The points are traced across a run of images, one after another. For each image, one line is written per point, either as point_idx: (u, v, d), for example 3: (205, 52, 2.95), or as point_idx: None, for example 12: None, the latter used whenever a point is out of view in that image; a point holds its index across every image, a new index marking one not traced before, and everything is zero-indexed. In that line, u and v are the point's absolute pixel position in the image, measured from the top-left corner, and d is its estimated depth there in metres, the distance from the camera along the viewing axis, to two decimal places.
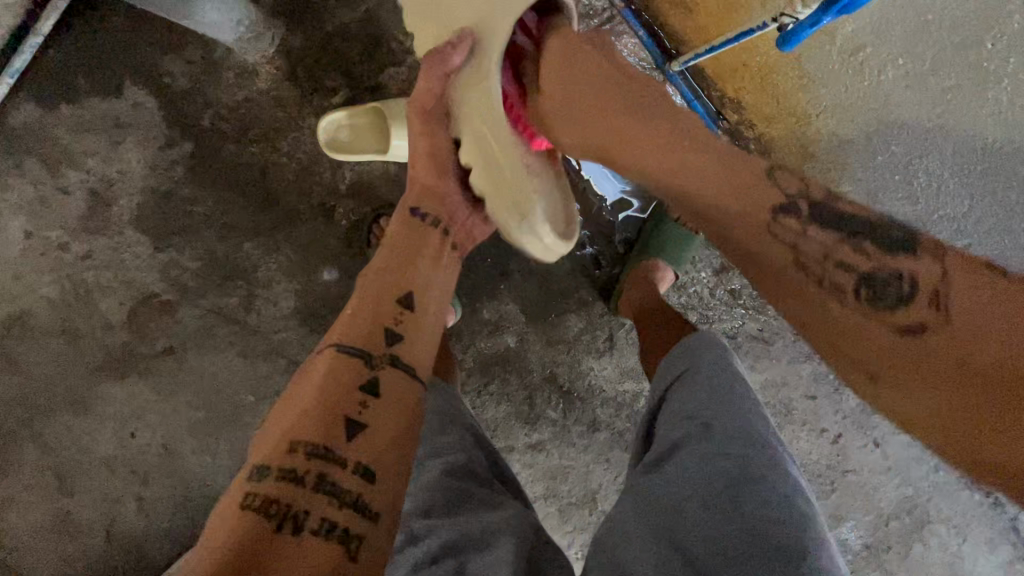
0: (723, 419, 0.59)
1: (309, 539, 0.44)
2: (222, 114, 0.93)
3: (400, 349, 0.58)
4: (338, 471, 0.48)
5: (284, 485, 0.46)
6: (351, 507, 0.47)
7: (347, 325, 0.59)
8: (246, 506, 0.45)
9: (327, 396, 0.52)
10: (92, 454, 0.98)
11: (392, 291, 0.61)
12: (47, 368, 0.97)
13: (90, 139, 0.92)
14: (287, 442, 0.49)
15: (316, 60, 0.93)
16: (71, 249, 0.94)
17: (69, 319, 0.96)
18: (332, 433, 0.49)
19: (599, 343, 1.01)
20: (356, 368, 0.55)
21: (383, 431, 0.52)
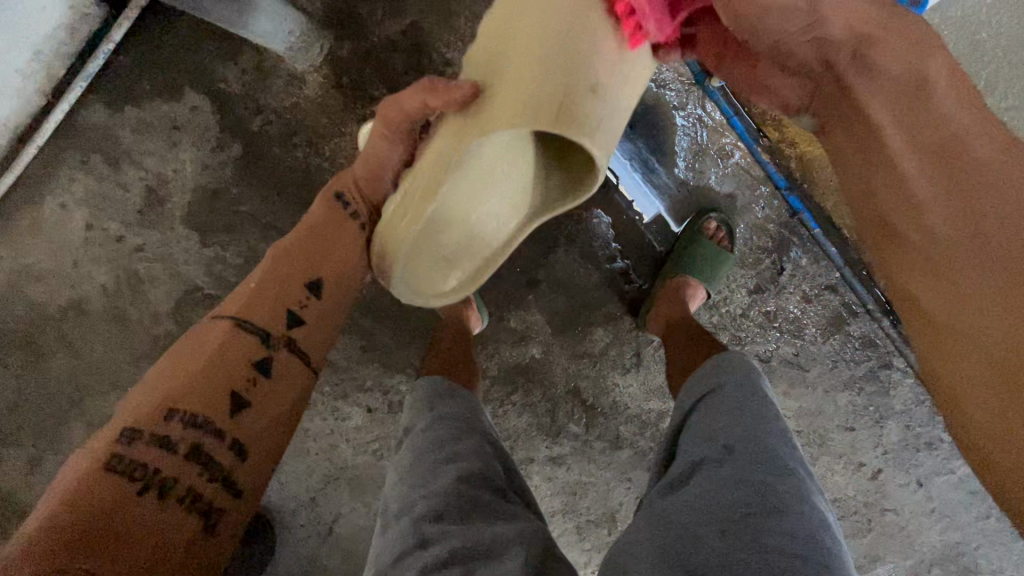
0: (748, 444, 0.57)
1: (172, 504, 0.50)
2: (271, 119, 0.97)
3: (298, 334, 0.61)
4: (213, 444, 0.52)
5: (153, 450, 0.50)
6: (218, 482, 0.52)
7: (249, 300, 0.60)
8: (108, 469, 0.48)
9: (215, 373, 0.54)
10: None
11: (301, 276, 0.62)
12: (98, 352, 1.03)
13: (149, 140, 0.98)
14: (164, 408, 0.51)
15: (362, 70, 0.96)
16: (126, 241, 1.00)
17: (121, 307, 1.02)
18: (216, 404, 0.53)
19: (625, 358, 0.99)
20: (252, 348, 0.57)
21: (264, 411, 0.57)
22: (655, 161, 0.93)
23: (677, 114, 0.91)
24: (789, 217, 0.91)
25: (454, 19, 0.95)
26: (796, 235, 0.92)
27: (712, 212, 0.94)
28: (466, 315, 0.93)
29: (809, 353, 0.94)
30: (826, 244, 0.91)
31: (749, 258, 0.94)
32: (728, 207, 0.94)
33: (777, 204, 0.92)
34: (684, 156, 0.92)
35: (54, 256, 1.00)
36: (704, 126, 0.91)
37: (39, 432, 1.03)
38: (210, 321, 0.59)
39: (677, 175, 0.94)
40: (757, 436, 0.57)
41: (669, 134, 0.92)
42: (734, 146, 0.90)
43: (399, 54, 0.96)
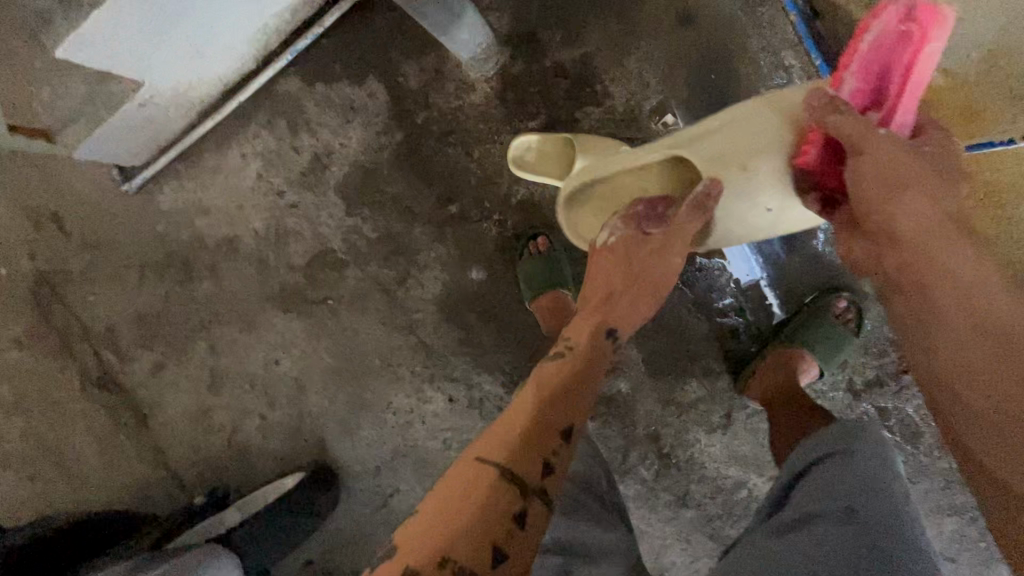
0: (877, 512, 0.58)
1: (489, 567, 0.47)
2: (435, 116, 1.07)
3: (573, 439, 0.58)
4: (527, 517, 0.50)
5: (490, 509, 0.49)
6: (524, 560, 0.48)
7: (545, 378, 0.60)
8: (475, 499, 0.49)
9: (530, 433, 0.54)
10: (244, 366, 1.16)
11: (582, 385, 0.61)
12: (235, 286, 1.16)
13: (328, 114, 1.10)
14: (503, 464, 0.51)
15: (527, 88, 1.03)
16: (285, 196, 1.13)
17: (264, 252, 1.15)
18: (532, 481, 0.52)
19: (714, 417, 0.97)
20: (554, 416, 0.56)
21: (554, 492, 0.53)
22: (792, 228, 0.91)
23: None
24: None
25: (624, 58, 1.00)
26: None
27: (845, 291, 0.90)
28: None
29: (919, 464, 0.87)
30: None
31: (874, 348, 0.88)
32: (861, 290, 0.90)
33: None
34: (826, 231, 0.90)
35: (224, 197, 1.15)
36: None
37: (171, 342, 1.18)
38: (534, 381, 0.60)
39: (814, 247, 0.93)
40: (887, 507, 0.58)
41: None
42: None
43: (565, 79, 1.02)
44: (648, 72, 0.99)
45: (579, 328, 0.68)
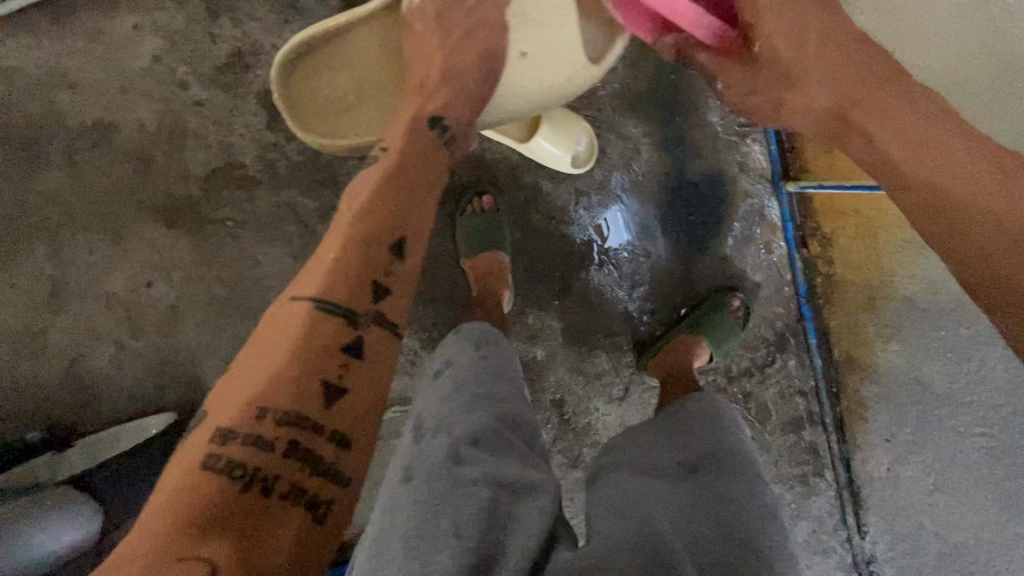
0: (720, 455, 0.67)
1: (276, 503, 0.46)
2: None
3: (385, 305, 0.55)
4: (314, 439, 0.48)
5: (251, 450, 0.46)
6: (324, 476, 0.48)
7: (331, 270, 0.54)
8: (211, 468, 0.45)
9: (305, 354, 0.50)
10: (100, 283, 0.96)
11: (385, 236, 0.56)
12: (102, 185, 0.96)
13: (261, 6, 0.94)
14: (255, 407, 0.47)
15: None
16: (189, 90, 0.95)
17: (150, 150, 0.95)
18: (309, 398, 0.49)
19: (614, 389, 1.05)
20: (340, 327, 0.52)
21: (367, 392, 0.52)
22: (709, 230, 1.01)
23: (745, 200, 1.00)
24: (795, 321, 1.02)
25: None
26: (796, 339, 1.02)
27: (738, 291, 1.02)
28: (500, 292, 0.96)
29: (763, 440, 1.03)
30: (814, 355, 1.01)
31: (751, 343, 1.03)
32: (752, 292, 1.02)
33: (791, 306, 1.02)
34: (734, 237, 1.01)
35: (104, 73, 0.94)
36: (762, 220, 1.00)
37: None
38: (289, 302, 0.53)
39: (723, 251, 1.02)
40: (734, 453, 0.68)
41: (730, 214, 1.01)
42: (778, 245, 1.00)
43: None
44: (617, 53, 0.96)
45: (327, 246, 0.56)
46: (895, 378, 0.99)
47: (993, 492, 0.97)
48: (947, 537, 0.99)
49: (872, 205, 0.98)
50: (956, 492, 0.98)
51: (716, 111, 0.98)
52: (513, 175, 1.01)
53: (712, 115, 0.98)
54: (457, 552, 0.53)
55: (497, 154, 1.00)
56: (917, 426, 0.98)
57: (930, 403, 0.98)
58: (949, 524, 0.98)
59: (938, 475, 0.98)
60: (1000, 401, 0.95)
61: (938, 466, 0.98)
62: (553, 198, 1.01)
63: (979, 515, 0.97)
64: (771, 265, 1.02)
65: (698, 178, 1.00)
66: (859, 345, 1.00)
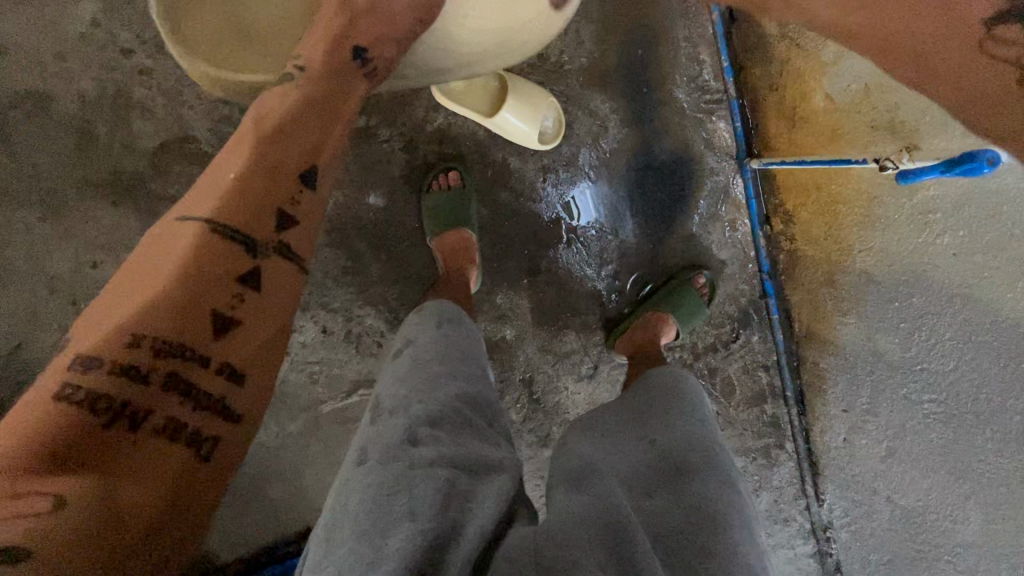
0: (674, 430, 0.68)
1: (148, 440, 0.42)
2: None
3: (290, 237, 0.52)
4: (197, 372, 0.45)
5: (116, 381, 0.42)
6: (208, 412, 0.45)
7: (232, 194, 0.49)
8: (64, 399, 0.41)
9: (192, 279, 0.45)
10: (40, 265, 0.91)
11: (290, 168, 0.52)
12: (40, 161, 0.90)
13: None
14: (131, 334, 0.43)
15: None
16: (132, 58, 0.89)
17: (91, 123, 0.90)
18: (195, 331, 0.45)
19: (583, 367, 1.06)
20: (235, 253, 0.47)
21: (262, 324, 0.49)
22: (675, 208, 1.02)
23: (711, 178, 1.00)
24: (759, 297, 1.04)
25: None
26: (759, 315, 1.04)
27: (703, 269, 1.03)
28: (467, 272, 0.94)
29: (726, 415, 1.05)
30: (776, 331, 1.03)
31: (715, 320, 1.05)
32: (717, 270, 1.04)
33: (755, 283, 1.04)
34: (701, 214, 1.02)
35: (38, 39, 0.87)
36: (728, 198, 1.01)
37: None
38: (180, 223, 0.48)
39: (689, 228, 1.03)
40: (689, 428, 0.68)
41: (696, 192, 1.01)
42: (742, 222, 1.02)
43: None
44: (584, 26, 0.95)
45: (230, 163, 0.51)
46: (851, 352, 1.02)
47: (942, 456, 1.01)
48: (898, 501, 1.03)
49: (833, 181, 0.99)
50: (907, 458, 1.02)
51: (682, 88, 0.98)
52: (479, 152, 0.99)
53: (678, 92, 0.97)
54: (411, 535, 0.51)
55: (463, 130, 0.98)
56: (871, 396, 1.02)
57: (883, 373, 1.01)
58: (900, 487, 1.03)
59: (890, 442, 1.02)
60: (948, 370, 0.99)
61: (890, 434, 1.02)
62: (521, 174, 0.99)
63: (930, 478, 1.02)
64: (736, 242, 1.03)
65: (665, 155, 1.00)
66: (819, 319, 1.03)
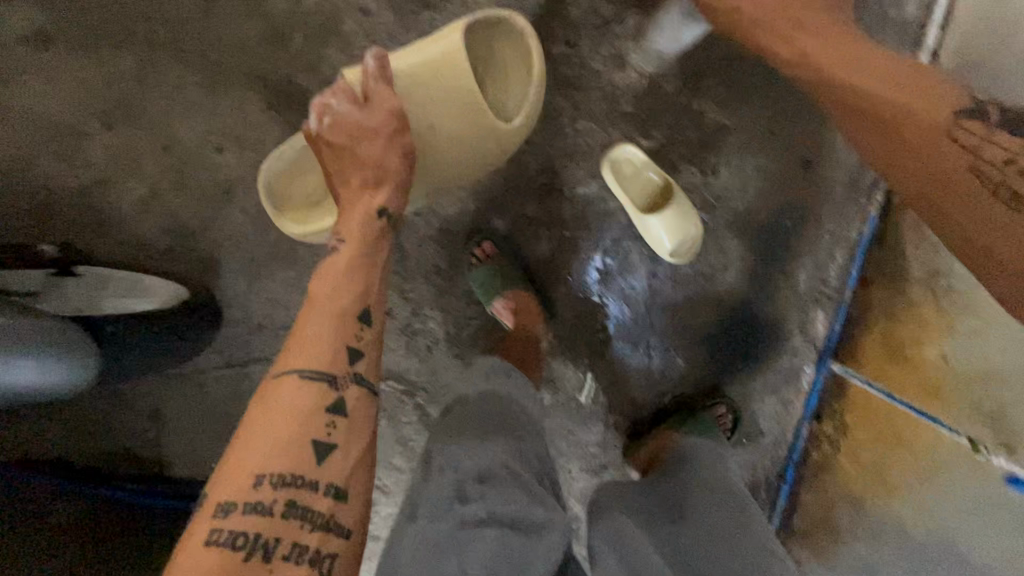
0: (714, 508, 0.75)
1: (280, 562, 0.51)
2: (572, 56, 0.92)
3: (362, 369, 0.62)
4: (311, 496, 0.54)
5: (250, 518, 0.52)
6: (319, 528, 0.53)
7: (308, 347, 0.61)
8: (216, 543, 0.50)
9: (296, 426, 0.56)
10: (169, 123, 0.92)
11: (348, 309, 0.64)
12: (227, 37, 0.90)
13: None
14: (253, 476, 0.53)
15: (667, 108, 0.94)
16: None
17: (291, 29, 0.90)
18: (301, 462, 0.55)
19: (591, 463, 1.06)
20: (322, 394, 0.58)
21: (353, 444, 0.58)
22: (744, 366, 1.04)
23: (788, 355, 1.03)
24: (773, 480, 1.06)
25: (753, 153, 0.96)
26: (764, 496, 1.06)
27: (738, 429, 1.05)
28: (537, 332, 0.97)
29: None
30: (774, 520, 1.05)
31: None
32: (750, 438, 1.06)
33: (776, 466, 1.06)
34: (762, 382, 1.04)
35: None
36: (794, 381, 1.03)
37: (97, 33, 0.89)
38: (276, 383, 0.59)
39: (747, 390, 1.05)
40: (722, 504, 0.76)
41: (768, 361, 1.03)
42: (795, 407, 1.04)
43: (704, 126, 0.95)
44: (755, 178, 0.97)
45: (305, 322, 0.63)
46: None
47: None
48: None
49: (915, 427, 0.96)
50: None
51: (805, 270, 1.00)
52: (608, 237, 0.98)
53: (799, 270, 1.00)
54: None
55: (606, 210, 0.98)
56: None
57: None
58: None
59: None
60: None
61: None
62: (631, 271, 1.00)
63: None
64: (778, 420, 1.05)
65: (762, 321, 1.02)
66: (819, 532, 1.03)
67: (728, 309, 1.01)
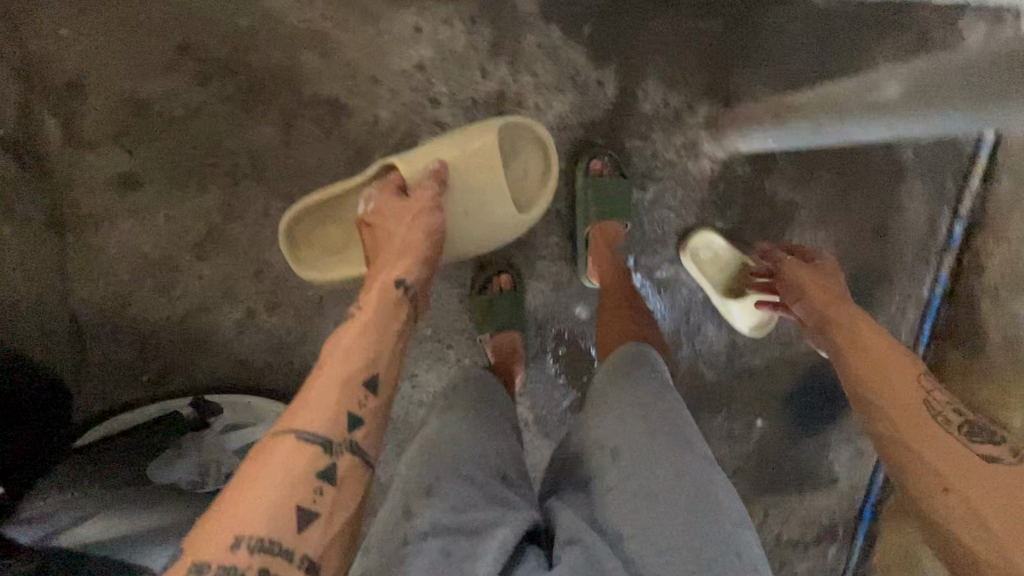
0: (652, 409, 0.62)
1: None
2: (643, 152, 0.94)
3: (360, 433, 0.57)
4: (280, 566, 0.48)
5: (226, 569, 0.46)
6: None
7: (321, 407, 0.55)
8: None
9: (287, 486, 0.50)
10: (260, 250, 0.94)
11: (360, 374, 0.59)
12: (309, 163, 0.91)
13: (542, 64, 0.91)
14: (234, 536, 0.47)
15: (739, 193, 0.96)
16: (436, 111, 0.91)
17: (372, 149, 0.92)
18: (278, 524, 0.49)
19: None
20: (315, 458, 0.53)
21: (337, 511, 0.53)
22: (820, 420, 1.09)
23: None
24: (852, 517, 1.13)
25: (825, 227, 0.99)
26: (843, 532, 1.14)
27: (815, 482, 1.11)
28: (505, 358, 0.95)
29: None
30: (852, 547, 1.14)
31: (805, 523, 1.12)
32: (829, 486, 1.12)
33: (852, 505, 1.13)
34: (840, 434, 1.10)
35: (361, 59, 0.89)
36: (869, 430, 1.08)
37: (177, 170, 0.90)
38: (274, 434, 0.54)
39: (825, 441, 1.10)
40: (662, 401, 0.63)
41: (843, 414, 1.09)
42: (868, 453, 1.11)
43: (774, 206, 0.97)
44: (829, 250, 0.99)
45: (322, 376, 0.58)
46: None
47: None
48: None
49: None
50: None
51: (879, 331, 1.04)
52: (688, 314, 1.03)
53: (874, 332, 1.03)
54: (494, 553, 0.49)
55: (685, 289, 1.02)
56: None
57: None
58: None
59: None
60: None
61: None
62: (709, 343, 1.04)
63: None
64: (854, 468, 1.12)
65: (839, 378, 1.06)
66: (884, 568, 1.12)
67: (803, 369, 1.07)
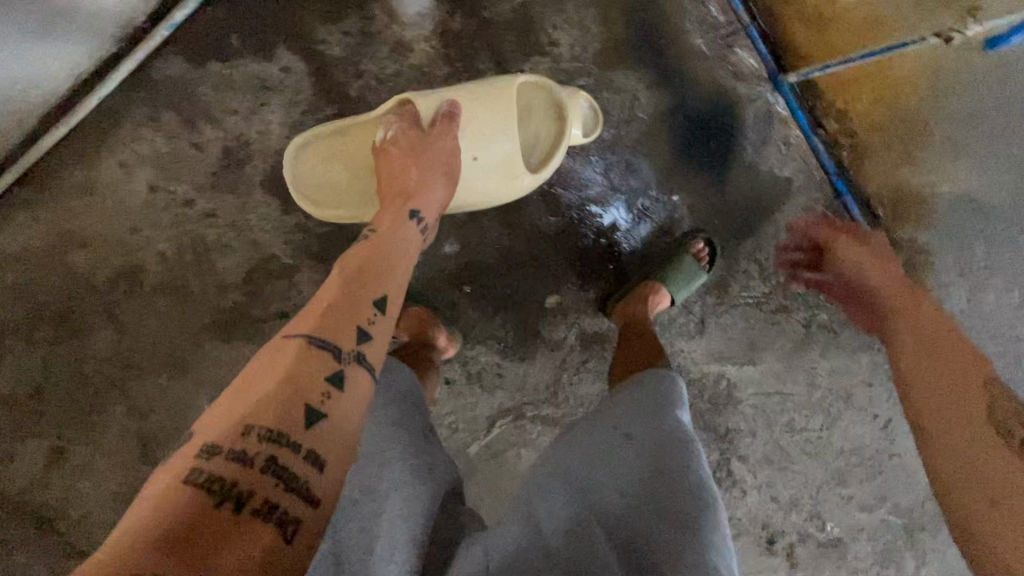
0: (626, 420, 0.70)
1: (245, 519, 0.42)
2: (370, 86, 0.92)
3: (368, 347, 0.57)
4: (290, 457, 0.46)
5: (230, 464, 0.44)
6: (293, 492, 0.45)
7: (318, 315, 0.56)
8: (189, 482, 0.42)
9: (287, 392, 0.49)
10: (180, 420, 0.97)
11: (368, 297, 0.61)
12: (154, 327, 0.96)
13: (231, 96, 0.91)
14: (241, 424, 0.46)
15: (472, 42, 0.93)
16: (196, 207, 0.93)
17: (183, 276, 0.95)
18: (285, 419, 0.47)
19: (690, 326, 1.08)
20: (323, 358, 0.53)
21: (344, 423, 0.51)
22: (727, 146, 1.02)
23: (752, 102, 1.01)
24: (835, 201, 1.03)
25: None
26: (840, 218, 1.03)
27: (773, 198, 1.03)
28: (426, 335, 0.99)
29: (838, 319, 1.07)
30: (862, 227, 1.02)
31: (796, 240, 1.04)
32: (785, 191, 1.04)
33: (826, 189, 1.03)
34: (755, 140, 1.02)
35: (111, 222, 0.93)
36: (776, 117, 1.01)
37: (75, 416, 0.96)
38: (284, 340, 0.54)
39: (747, 161, 1.03)
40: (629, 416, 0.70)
41: (742, 125, 1.01)
42: (797, 137, 1.02)
43: (510, 25, 0.93)
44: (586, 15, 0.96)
45: (298, 318, 0.57)
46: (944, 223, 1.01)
47: None
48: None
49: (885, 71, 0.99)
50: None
51: (698, 33, 0.98)
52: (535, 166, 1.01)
53: (695, 37, 0.98)
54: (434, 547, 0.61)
55: None
56: (984, 251, 1.01)
57: (982, 222, 1.01)
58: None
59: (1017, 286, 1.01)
60: None
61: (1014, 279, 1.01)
62: (573, 171, 1.02)
63: None
64: (796, 157, 1.03)
65: (702, 103, 1.00)
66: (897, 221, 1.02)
67: (672, 121, 1.01)
